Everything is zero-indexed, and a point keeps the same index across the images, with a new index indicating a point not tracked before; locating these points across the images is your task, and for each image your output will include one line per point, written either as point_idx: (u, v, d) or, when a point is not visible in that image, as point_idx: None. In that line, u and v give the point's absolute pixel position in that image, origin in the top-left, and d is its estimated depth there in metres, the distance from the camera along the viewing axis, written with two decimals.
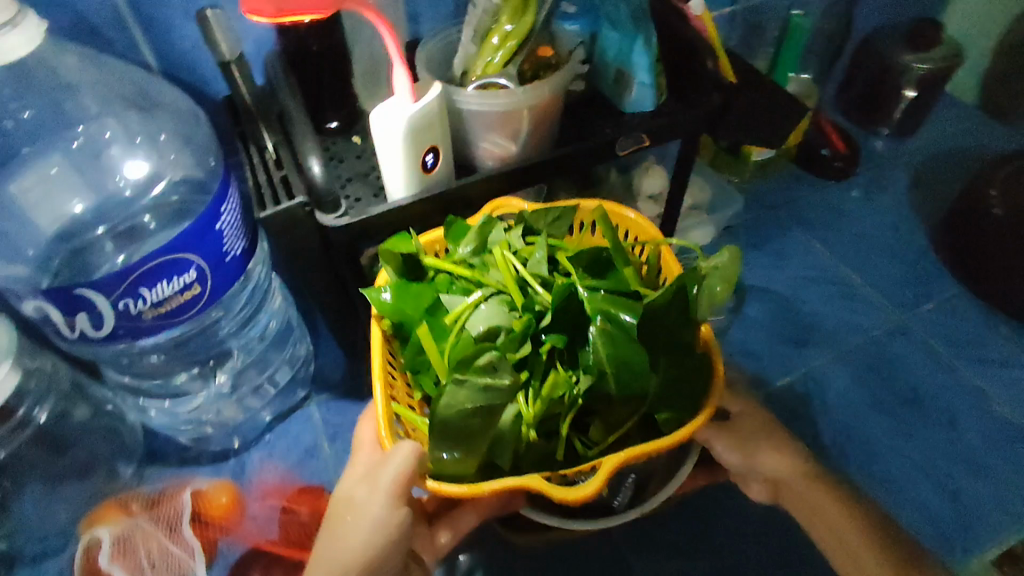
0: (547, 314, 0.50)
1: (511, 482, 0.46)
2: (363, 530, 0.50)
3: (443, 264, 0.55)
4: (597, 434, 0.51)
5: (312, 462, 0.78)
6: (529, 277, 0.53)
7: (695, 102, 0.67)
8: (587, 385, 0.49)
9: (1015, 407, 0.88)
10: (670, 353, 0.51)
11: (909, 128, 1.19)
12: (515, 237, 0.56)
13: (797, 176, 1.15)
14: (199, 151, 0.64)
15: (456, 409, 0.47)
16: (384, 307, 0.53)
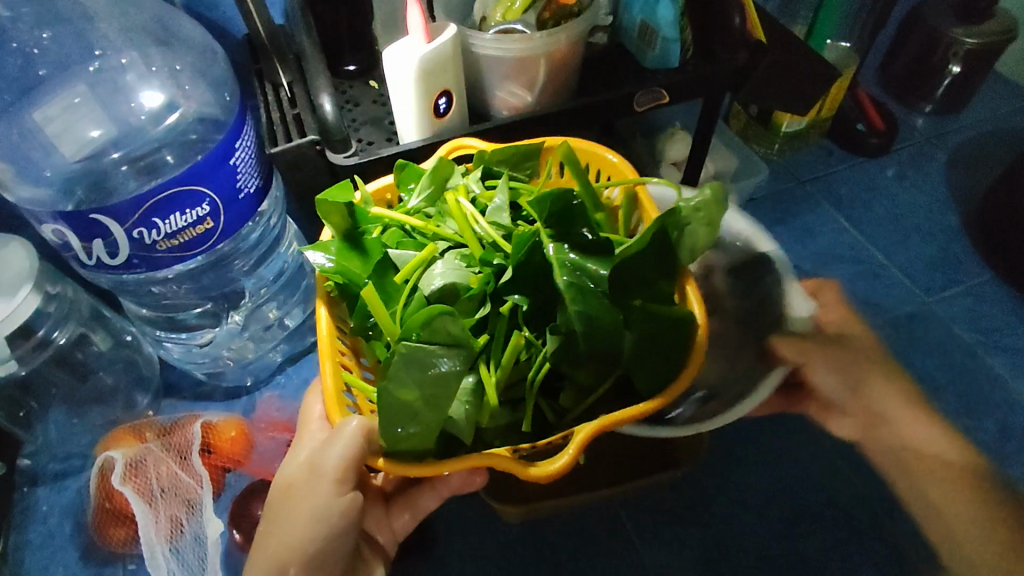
0: (508, 269, 0.49)
1: (464, 462, 0.44)
2: (308, 515, 0.50)
3: (397, 217, 0.53)
4: (568, 400, 0.51)
5: None
6: (485, 227, 0.51)
7: (718, 59, 0.66)
8: (554, 348, 0.48)
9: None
10: (647, 316, 0.49)
11: (952, 105, 1.15)
12: (473, 181, 0.55)
13: (829, 151, 1.11)
14: (215, 84, 0.66)
15: (411, 375, 0.44)
16: (328, 271, 0.50)
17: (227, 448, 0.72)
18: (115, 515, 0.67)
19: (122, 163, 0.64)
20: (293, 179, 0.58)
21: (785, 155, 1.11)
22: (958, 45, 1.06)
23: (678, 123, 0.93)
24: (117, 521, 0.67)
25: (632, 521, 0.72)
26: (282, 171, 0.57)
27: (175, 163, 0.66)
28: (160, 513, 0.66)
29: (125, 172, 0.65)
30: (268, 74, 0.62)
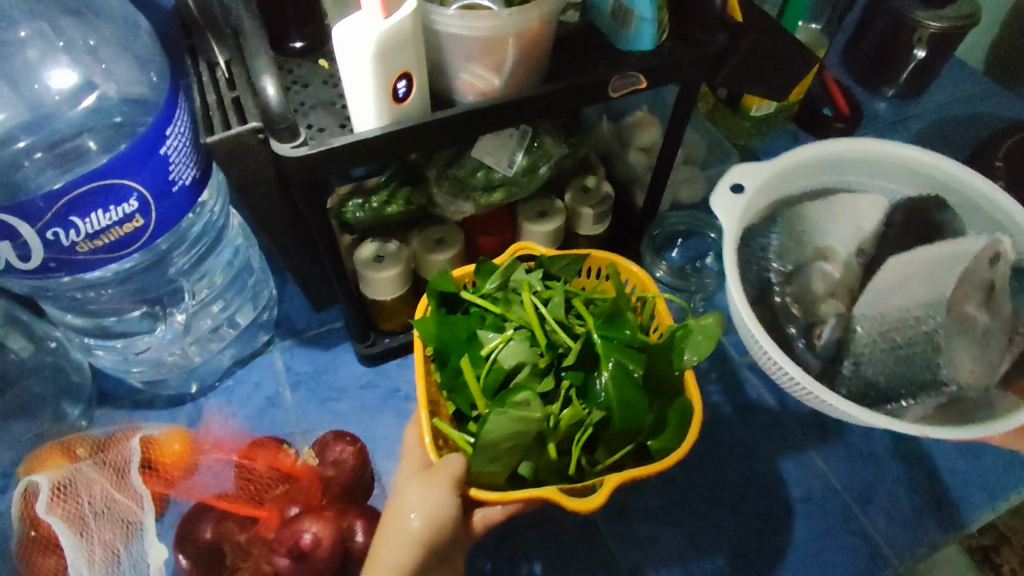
0: (569, 355, 0.55)
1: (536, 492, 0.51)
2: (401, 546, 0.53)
3: (475, 300, 0.59)
4: (602, 454, 0.55)
5: (272, 411, 0.75)
6: (552, 319, 0.56)
7: (697, 41, 0.62)
8: (599, 416, 0.53)
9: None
10: (664, 393, 0.56)
11: (914, 90, 1.14)
12: (535, 278, 0.60)
13: (794, 136, 1.09)
14: (141, 61, 0.59)
15: (501, 434, 0.51)
16: (426, 334, 0.56)
17: (176, 465, 0.66)
18: (40, 543, 0.60)
19: (36, 149, 0.57)
20: (235, 171, 0.52)
21: (752, 139, 1.07)
22: (922, 30, 1.03)
23: (644, 107, 0.89)
24: (43, 550, 0.60)
25: (606, 525, 0.70)
26: (221, 162, 0.51)
27: (95, 150, 0.58)
28: (93, 539, 0.58)
29: (36, 160, 0.57)
30: (203, 51, 0.55)
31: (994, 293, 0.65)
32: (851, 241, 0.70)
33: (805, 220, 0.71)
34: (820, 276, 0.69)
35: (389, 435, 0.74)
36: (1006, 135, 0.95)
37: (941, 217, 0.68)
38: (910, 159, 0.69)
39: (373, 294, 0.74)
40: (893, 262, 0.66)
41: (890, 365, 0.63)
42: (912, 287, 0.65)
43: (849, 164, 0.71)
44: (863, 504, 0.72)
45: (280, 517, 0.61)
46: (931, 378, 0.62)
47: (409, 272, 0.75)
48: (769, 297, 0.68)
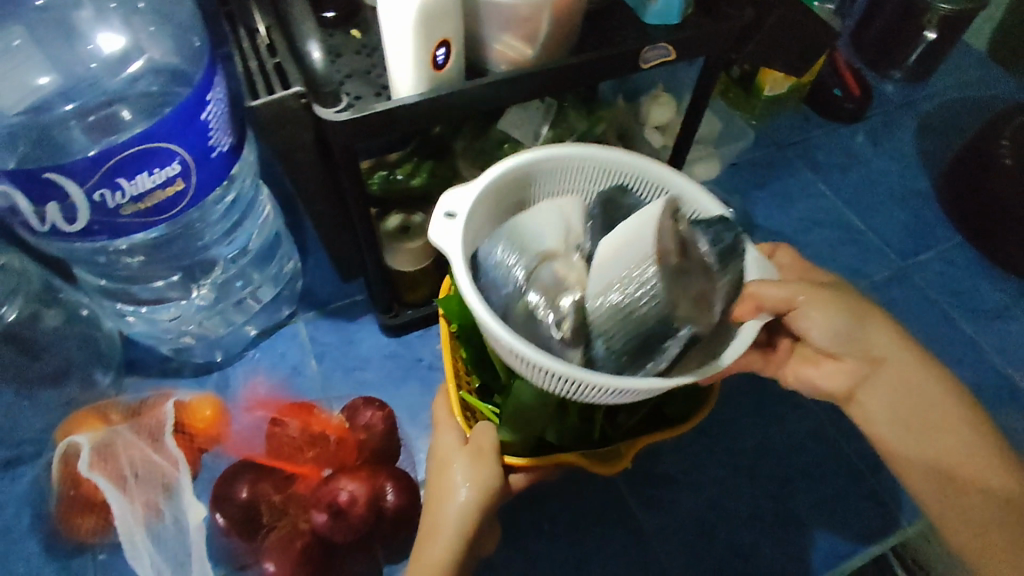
0: None
1: (555, 457, 0.56)
2: (462, 515, 0.52)
3: None
4: (624, 419, 0.58)
5: (299, 379, 0.77)
6: None
7: (724, 15, 0.63)
8: None
9: (1003, 358, 0.87)
10: None
11: (922, 72, 1.15)
12: None
13: (805, 116, 1.10)
14: (182, 29, 0.60)
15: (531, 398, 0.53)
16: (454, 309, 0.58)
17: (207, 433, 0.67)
18: (80, 502, 0.61)
19: (72, 117, 0.57)
20: (276, 136, 0.53)
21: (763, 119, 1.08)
22: (933, 11, 1.05)
23: (660, 85, 0.90)
24: (83, 510, 0.62)
25: (627, 490, 0.72)
26: (264, 127, 0.52)
27: (127, 120, 0.59)
28: (134, 498, 0.61)
29: (69, 127, 0.57)
30: (242, 17, 0.56)
31: (687, 245, 0.51)
32: (569, 238, 0.56)
33: (522, 231, 0.54)
34: (555, 283, 0.53)
35: (413, 403, 0.76)
36: (1015, 113, 0.96)
37: (626, 200, 0.57)
38: (613, 165, 0.58)
39: (396, 264, 0.75)
40: (607, 245, 0.52)
41: (617, 326, 0.50)
42: (613, 265, 0.51)
43: (546, 174, 0.58)
44: (876, 470, 0.74)
45: (317, 477, 0.64)
46: (659, 337, 0.48)
47: (432, 246, 0.76)
48: (537, 319, 0.51)
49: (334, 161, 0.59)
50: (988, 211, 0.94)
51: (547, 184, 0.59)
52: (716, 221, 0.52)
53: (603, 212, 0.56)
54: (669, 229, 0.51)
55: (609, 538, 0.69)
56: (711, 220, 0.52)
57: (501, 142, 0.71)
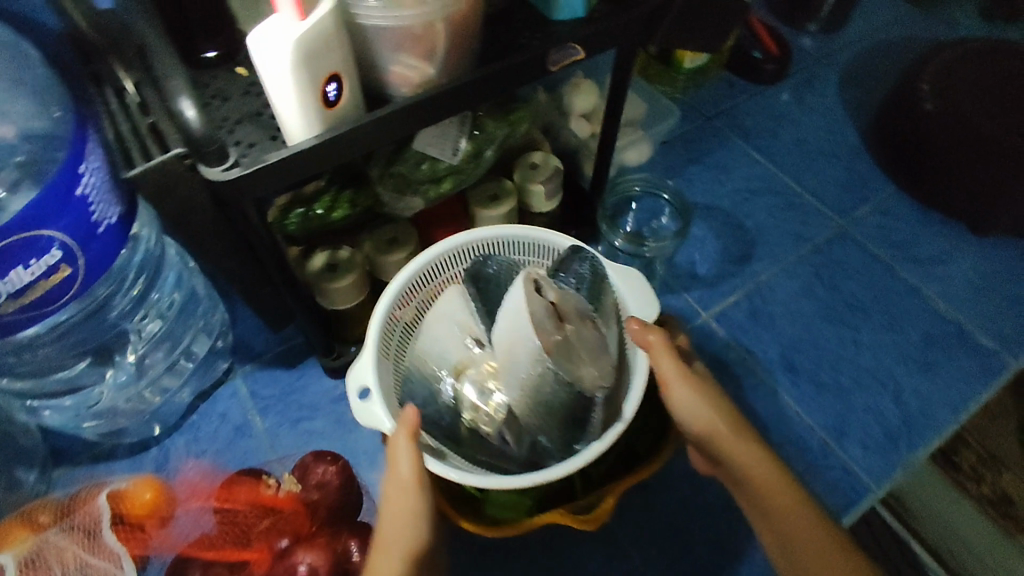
0: None
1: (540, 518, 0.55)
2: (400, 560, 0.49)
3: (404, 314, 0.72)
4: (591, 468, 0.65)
5: (243, 441, 0.72)
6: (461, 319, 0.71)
7: (629, 2, 0.60)
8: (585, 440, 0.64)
9: (949, 302, 0.87)
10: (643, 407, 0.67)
11: (835, 23, 1.15)
12: None
13: (729, 82, 1.08)
14: (41, 95, 0.55)
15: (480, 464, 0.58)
16: None
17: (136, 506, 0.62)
18: None
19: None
20: (168, 205, 0.48)
21: (687, 92, 1.06)
22: None
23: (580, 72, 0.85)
24: None
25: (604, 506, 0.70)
26: (150, 195, 0.47)
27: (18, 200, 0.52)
28: None
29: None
30: (109, 76, 0.50)
31: (561, 312, 0.55)
32: (466, 337, 0.61)
33: (426, 359, 0.61)
34: (481, 390, 0.60)
35: (370, 447, 0.72)
36: (930, 58, 0.96)
37: (489, 269, 0.61)
38: (459, 247, 0.64)
39: (336, 305, 0.71)
40: (498, 343, 0.56)
41: (543, 421, 0.55)
42: (514, 368, 0.55)
43: (421, 281, 0.63)
44: (839, 437, 0.77)
45: (271, 554, 0.60)
46: (581, 412, 0.54)
47: (366, 278, 0.72)
48: (476, 428, 0.59)
49: (239, 214, 0.53)
50: (915, 158, 0.94)
51: (426, 288, 0.65)
52: (567, 263, 0.60)
53: (478, 290, 0.61)
54: (543, 309, 0.54)
55: (588, 559, 0.68)
56: (563, 264, 0.60)
57: (419, 163, 0.67)
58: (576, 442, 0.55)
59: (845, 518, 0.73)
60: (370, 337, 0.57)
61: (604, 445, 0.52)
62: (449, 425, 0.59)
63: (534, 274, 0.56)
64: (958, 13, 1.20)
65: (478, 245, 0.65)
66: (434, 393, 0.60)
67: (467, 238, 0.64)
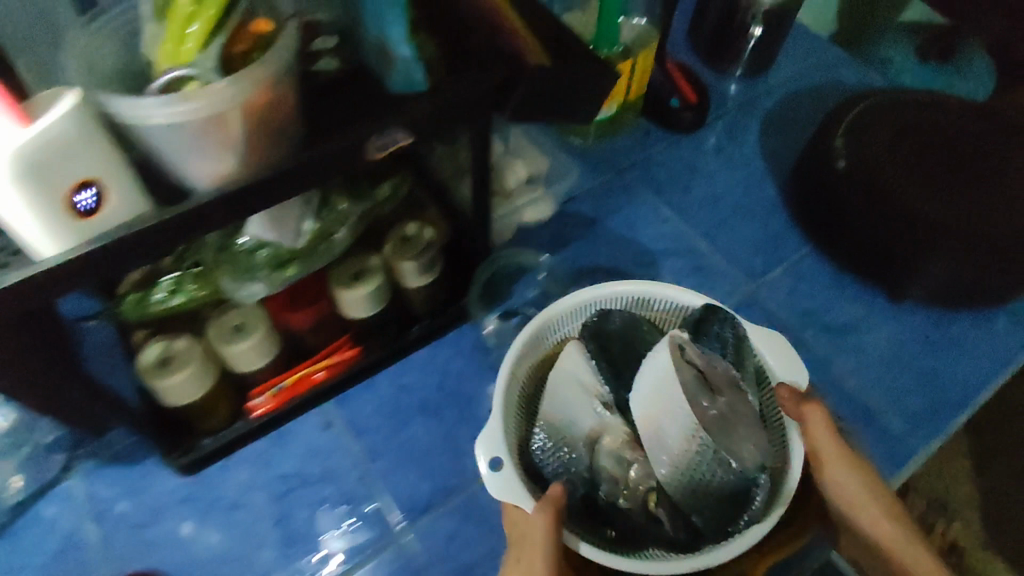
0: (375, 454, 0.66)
1: None
2: None
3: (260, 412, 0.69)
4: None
5: (72, 552, 0.66)
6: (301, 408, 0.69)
7: (474, 79, 0.54)
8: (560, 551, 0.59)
9: (863, 374, 0.82)
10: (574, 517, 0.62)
11: (761, 64, 1.09)
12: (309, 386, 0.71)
13: (646, 131, 1.03)
14: None
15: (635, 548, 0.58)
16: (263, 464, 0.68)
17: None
18: None
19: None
20: None
21: (600, 141, 1.00)
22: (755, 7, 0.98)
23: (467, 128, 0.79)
24: None
25: None
26: None
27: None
28: None
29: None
30: None
31: (706, 378, 0.56)
32: (593, 400, 0.61)
33: (557, 424, 0.61)
34: (614, 462, 0.60)
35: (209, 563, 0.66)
36: (842, 112, 0.90)
37: (612, 323, 0.63)
38: (582, 301, 0.65)
39: (174, 400, 0.65)
40: (635, 412, 0.57)
41: (697, 497, 0.56)
42: (663, 438, 0.56)
43: (542, 336, 0.65)
44: None
45: None
46: (744, 491, 0.55)
47: (209, 368, 0.66)
48: (594, 502, 0.60)
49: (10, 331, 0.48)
50: (829, 217, 0.88)
51: (541, 346, 0.66)
52: (705, 322, 0.60)
53: (602, 350, 0.62)
54: (691, 378, 0.55)
55: None
56: (702, 326, 0.60)
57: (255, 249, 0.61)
58: (732, 523, 0.55)
59: (893, 481, 0.76)
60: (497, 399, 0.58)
61: (765, 528, 0.53)
62: (584, 495, 0.60)
63: (677, 338, 0.57)
64: (889, 50, 1.16)
65: (596, 301, 0.66)
66: (568, 461, 0.60)
67: (598, 291, 0.65)
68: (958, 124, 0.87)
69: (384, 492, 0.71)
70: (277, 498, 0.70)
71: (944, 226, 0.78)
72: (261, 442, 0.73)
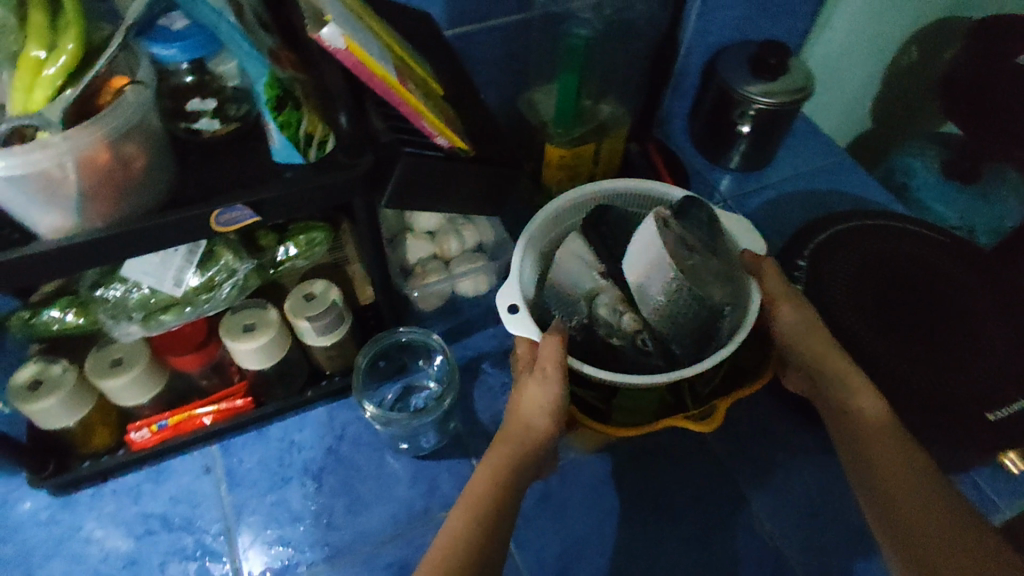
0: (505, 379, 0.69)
1: (658, 422, 0.58)
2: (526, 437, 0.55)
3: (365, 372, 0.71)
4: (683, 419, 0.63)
5: (164, 469, 0.69)
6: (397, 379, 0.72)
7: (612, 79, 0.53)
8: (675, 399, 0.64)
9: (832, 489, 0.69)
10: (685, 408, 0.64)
11: (758, 163, 0.99)
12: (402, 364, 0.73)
13: (780, 186, 1.00)
14: None
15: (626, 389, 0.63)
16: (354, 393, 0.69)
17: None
18: None
19: (91, 304, 0.60)
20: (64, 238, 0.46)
21: (730, 189, 1.00)
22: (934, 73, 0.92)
23: (595, 146, 0.81)
24: None
25: None
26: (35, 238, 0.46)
27: (131, 284, 0.59)
28: None
29: (81, 317, 0.61)
30: None
31: (686, 243, 0.58)
32: (594, 271, 0.65)
33: (561, 286, 0.65)
34: (612, 313, 0.64)
35: (279, 510, 0.67)
36: (817, 228, 0.81)
37: (607, 217, 0.67)
38: (592, 191, 0.68)
39: (244, 362, 0.66)
40: (633, 257, 0.60)
41: (673, 330, 0.62)
42: (650, 286, 0.60)
43: (554, 220, 0.67)
44: None
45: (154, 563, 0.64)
46: (711, 325, 0.60)
47: (287, 336, 0.68)
48: (593, 336, 0.64)
49: (139, 241, 0.48)
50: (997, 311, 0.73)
51: (556, 229, 0.69)
52: (686, 206, 0.61)
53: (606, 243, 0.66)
54: (673, 242, 0.58)
55: None
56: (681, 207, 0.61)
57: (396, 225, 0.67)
58: (705, 349, 0.61)
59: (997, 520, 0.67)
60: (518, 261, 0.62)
61: (734, 345, 0.56)
62: (583, 337, 0.64)
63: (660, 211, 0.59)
64: (914, 161, 1.02)
65: (601, 195, 0.68)
66: (573, 310, 0.65)
67: (607, 185, 0.68)
68: (929, 262, 0.77)
69: (451, 484, 0.70)
70: (346, 457, 0.71)
71: (921, 390, 0.67)
72: (358, 423, 0.73)
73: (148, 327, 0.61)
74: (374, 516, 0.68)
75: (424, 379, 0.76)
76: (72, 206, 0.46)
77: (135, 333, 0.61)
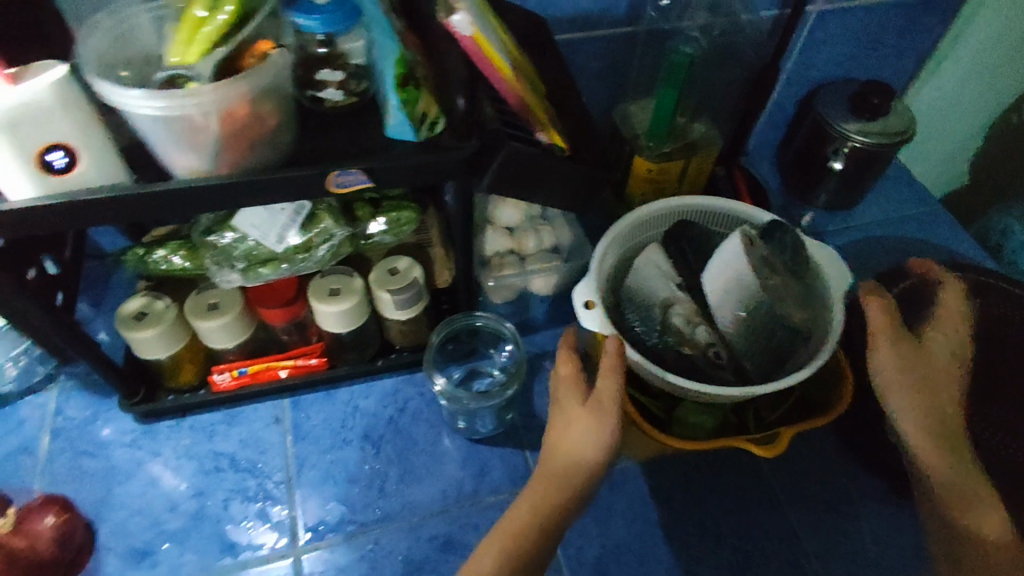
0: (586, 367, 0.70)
1: (724, 440, 0.58)
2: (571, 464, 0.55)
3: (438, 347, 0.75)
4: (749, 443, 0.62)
5: (238, 414, 0.74)
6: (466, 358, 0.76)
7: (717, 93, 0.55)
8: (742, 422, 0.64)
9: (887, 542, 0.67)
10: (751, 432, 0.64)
11: (845, 203, 0.98)
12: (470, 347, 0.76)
13: (866, 230, 0.98)
14: None
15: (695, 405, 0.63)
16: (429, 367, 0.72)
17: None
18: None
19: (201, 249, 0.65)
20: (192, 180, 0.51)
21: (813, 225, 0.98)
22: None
23: (684, 164, 0.82)
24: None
25: None
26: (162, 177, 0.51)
27: (240, 235, 0.63)
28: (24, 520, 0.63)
29: (188, 260, 0.66)
30: None
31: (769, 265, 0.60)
32: (670, 281, 0.66)
33: (637, 291, 0.66)
34: (686, 324, 0.64)
35: (338, 469, 0.70)
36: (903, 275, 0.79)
37: (689, 232, 0.68)
38: (675, 205, 0.70)
39: (325, 324, 0.70)
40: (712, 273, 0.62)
41: (746, 348, 0.62)
42: (726, 301, 0.61)
43: (636, 228, 0.69)
44: None
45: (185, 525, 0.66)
46: (786, 347, 0.60)
47: (367, 306, 0.71)
48: (665, 345, 0.64)
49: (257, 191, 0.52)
50: None
51: (637, 237, 0.70)
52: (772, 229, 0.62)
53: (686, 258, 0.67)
54: (756, 260, 0.59)
55: None
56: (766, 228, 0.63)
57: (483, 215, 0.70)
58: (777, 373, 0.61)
59: None
60: (595, 268, 0.64)
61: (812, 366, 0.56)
62: (655, 344, 0.65)
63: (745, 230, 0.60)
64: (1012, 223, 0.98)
65: (685, 209, 0.70)
66: (647, 316, 0.65)
67: (692, 200, 0.69)
68: None
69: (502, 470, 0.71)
70: (407, 430, 0.74)
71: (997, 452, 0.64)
72: (421, 398, 0.76)
73: (247, 277, 0.65)
74: (424, 490, 0.70)
75: (489, 366, 0.78)
76: (209, 151, 0.50)
77: (235, 281, 0.66)
